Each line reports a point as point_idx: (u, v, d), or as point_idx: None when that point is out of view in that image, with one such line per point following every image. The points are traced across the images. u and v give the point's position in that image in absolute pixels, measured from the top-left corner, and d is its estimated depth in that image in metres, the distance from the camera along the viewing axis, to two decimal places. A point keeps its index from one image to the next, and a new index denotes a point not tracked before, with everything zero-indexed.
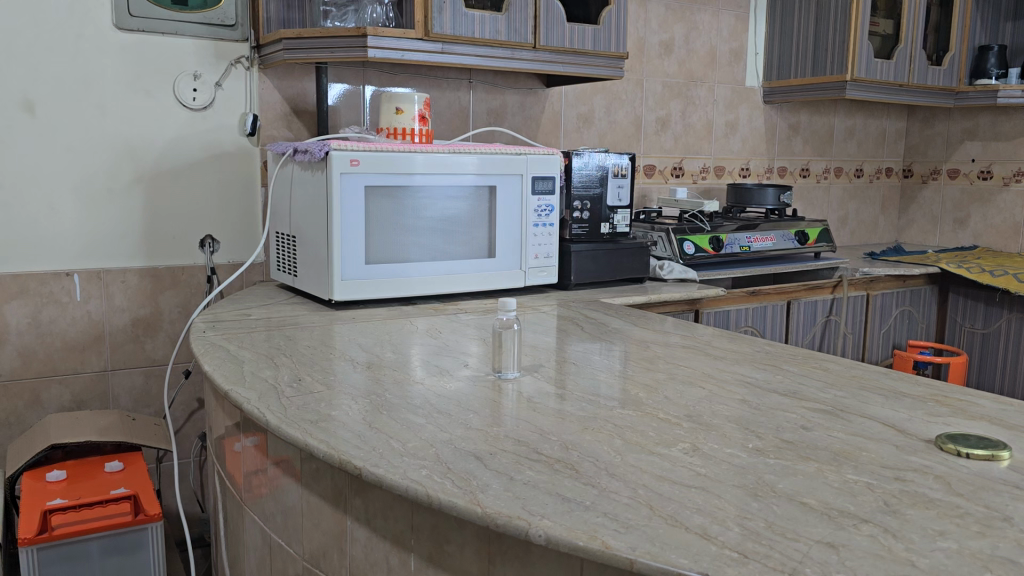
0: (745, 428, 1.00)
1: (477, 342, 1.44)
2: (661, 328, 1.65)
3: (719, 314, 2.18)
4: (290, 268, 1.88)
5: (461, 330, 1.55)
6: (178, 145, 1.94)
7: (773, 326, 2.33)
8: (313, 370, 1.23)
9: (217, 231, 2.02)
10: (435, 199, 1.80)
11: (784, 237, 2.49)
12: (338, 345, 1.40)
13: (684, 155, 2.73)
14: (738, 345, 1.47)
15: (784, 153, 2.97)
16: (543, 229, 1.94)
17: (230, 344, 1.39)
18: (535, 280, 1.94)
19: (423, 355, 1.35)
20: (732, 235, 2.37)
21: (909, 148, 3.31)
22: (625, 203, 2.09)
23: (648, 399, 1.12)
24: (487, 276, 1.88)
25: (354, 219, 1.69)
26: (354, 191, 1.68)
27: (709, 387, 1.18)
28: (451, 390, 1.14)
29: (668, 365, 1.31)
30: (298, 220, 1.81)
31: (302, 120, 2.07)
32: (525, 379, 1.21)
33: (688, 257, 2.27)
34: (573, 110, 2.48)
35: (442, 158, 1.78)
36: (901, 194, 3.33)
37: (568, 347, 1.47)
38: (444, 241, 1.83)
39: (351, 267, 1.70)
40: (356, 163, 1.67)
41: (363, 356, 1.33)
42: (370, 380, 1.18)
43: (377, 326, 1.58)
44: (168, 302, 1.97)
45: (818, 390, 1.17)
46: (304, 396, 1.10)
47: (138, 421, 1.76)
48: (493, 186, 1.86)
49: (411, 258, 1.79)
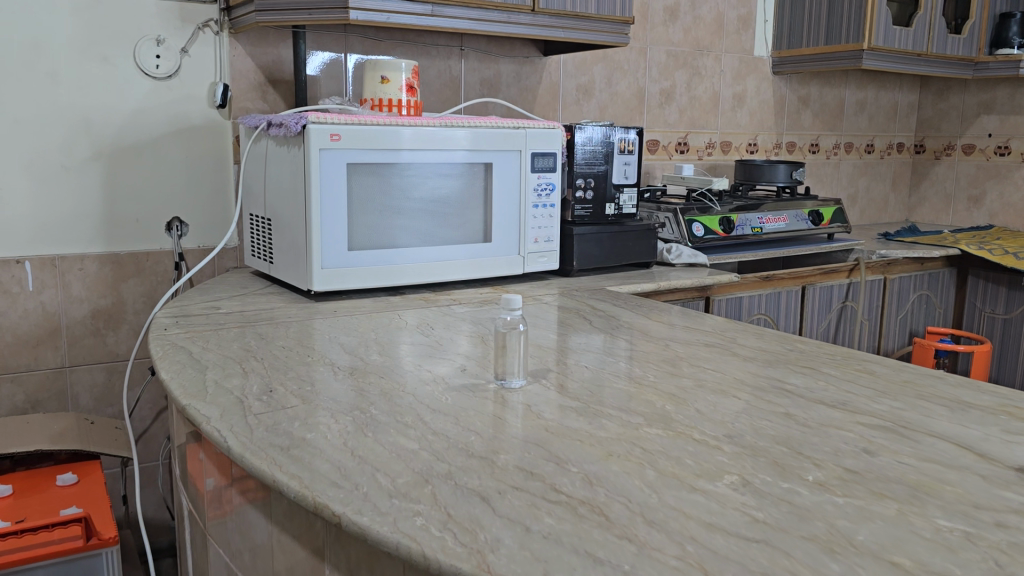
0: (798, 453, 0.84)
1: (473, 341, 1.28)
2: (674, 319, 1.49)
3: (731, 302, 2.03)
4: (265, 254, 1.71)
5: (455, 326, 1.38)
6: (140, 118, 1.76)
7: (788, 312, 2.17)
8: (288, 378, 1.06)
9: (186, 213, 1.84)
10: (425, 177, 1.63)
11: (796, 217, 2.33)
12: (316, 346, 1.23)
13: (689, 129, 2.56)
14: (766, 341, 1.31)
15: (793, 128, 2.80)
16: (543, 210, 1.78)
17: (193, 345, 1.22)
18: (534, 266, 1.78)
19: (414, 357, 1.19)
20: (743, 216, 2.22)
21: (921, 122, 3.15)
22: (631, 181, 1.92)
23: (676, 413, 0.96)
24: (482, 262, 1.72)
25: (336, 202, 1.52)
26: (335, 168, 1.51)
27: (745, 398, 1.02)
28: (446, 403, 0.98)
29: (692, 368, 1.15)
30: (274, 201, 1.64)
31: (277, 90, 1.89)
32: (532, 389, 1.05)
33: (697, 239, 2.11)
34: (572, 81, 2.30)
35: (432, 132, 1.61)
36: (913, 171, 3.18)
37: (576, 344, 1.30)
38: (435, 224, 1.66)
39: (332, 255, 1.53)
40: (337, 138, 1.50)
41: (345, 360, 1.16)
42: (353, 391, 1.02)
43: (362, 320, 1.41)
44: (132, 291, 1.80)
45: (870, 400, 1.02)
46: (275, 413, 0.94)
47: (97, 425, 1.60)
48: (488, 163, 1.69)
49: (400, 243, 1.62)
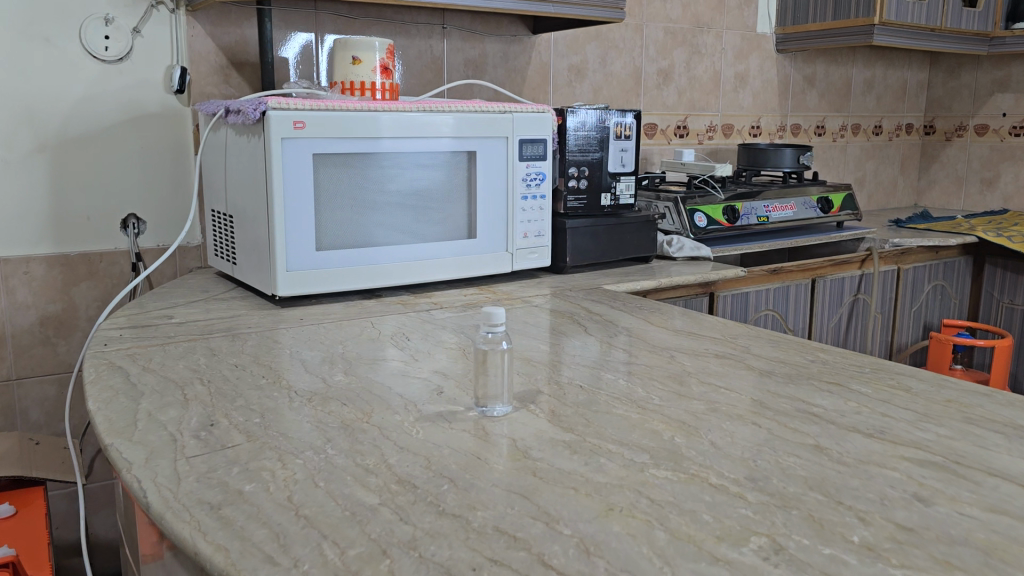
0: (837, 502, 0.69)
1: (453, 354, 1.13)
2: (677, 322, 1.35)
3: (736, 298, 1.88)
4: (229, 254, 1.56)
5: (434, 335, 1.23)
6: (89, 105, 1.60)
7: (796, 308, 2.02)
8: (235, 407, 0.92)
9: (143, 209, 1.69)
10: (403, 168, 1.48)
11: (804, 205, 2.19)
12: (274, 363, 1.08)
13: (689, 111, 2.41)
14: (784, 350, 1.16)
15: (797, 109, 2.65)
16: (533, 202, 1.63)
17: (133, 364, 1.07)
18: (523, 263, 1.63)
19: (384, 375, 1.04)
20: (748, 204, 2.07)
21: (931, 102, 3.00)
22: (629, 169, 1.76)
23: (687, 447, 0.81)
24: (467, 260, 1.57)
25: (301, 197, 1.37)
26: (299, 160, 1.36)
27: (766, 425, 0.88)
28: (415, 439, 0.83)
29: (702, 386, 1.00)
30: (235, 197, 1.49)
31: (242, 74, 1.74)
32: (518, 416, 0.90)
33: (700, 230, 1.96)
34: (563, 62, 2.15)
35: (410, 118, 1.45)
36: (922, 153, 3.03)
37: (569, 355, 1.16)
38: (414, 219, 1.51)
39: (298, 256, 1.38)
40: (302, 126, 1.34)
41: (304, 381, 1.01)
42: (308, 423, 0.87)
43: (330, 329, 1.26)
44: (84, 296, 1.65)
45: (912, 426, 0.87)
46: (212, 455, 0.79)
47: (42, 446, 1.46)
48: (473, 151, 1.54)
49: (376, 241, 1.47)
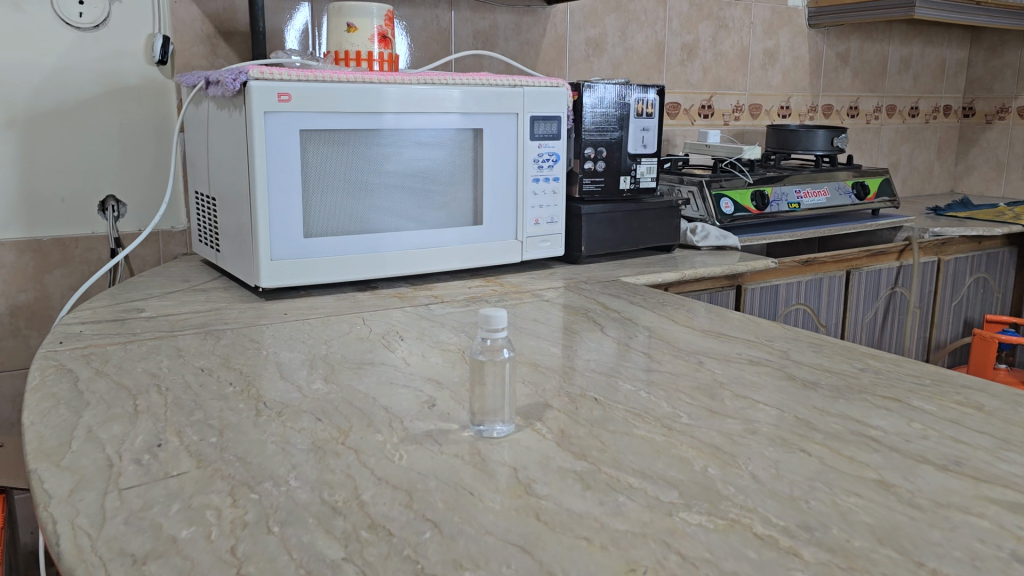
0: (917, 564, 0.55)
1: (450, 357, 1.00)
2: (704, 317, 1.20)
3: (765, 291, 1.73)
4: (212, 240, 1.43)
5: (432, 333, 1.10)
6: (63, 76, 1.47)
7: (830, 302, 1.87)
8: (191, 424, 0.78)
9: (123, 191, 1.56)
10: (402, 147, 1.34)
11: (838, 190, 2.03)
12: (247, 367, 0.95)
13: (714, 90, 2.26)
14: (828, 356, 1.02)
15: (829, 89, 2.49)
16: (545, 185, 1.48)
17: (86, 367, 0.94)
18: (534, 252, 1.49)
19: (369, 383, 0.90)
20: (779, 189, 1.92)
21: (971, 82, 2.83)
22: (651, 150, 1.61)
23: (724, 482, 0.67)
24: (474, 249, 1.43)
25: (286, 179, 1.23)
26: (285, 136, 1.22)
27: (816, 453, 0.74)
28: (397, 468, 0.69)
29: (738, 400, 0.86)
30: (218, 178, 1.36)
31: (231, 45, 1.60)
32: (521, 438, 0.76)
33: (726, 217, 1.81)
34: (580, 34, 2.00)
35: (411, 91, 1.31)
36: (960, 137, 2.86)
37: (582, 359, 1.02)
38: (415, 203, 1.37)
39: (283, 243, 1.25)
40: (287, 99, 1.20)
41: (277, 390, 0.88)
42: (272, 445, 0.74)
43: (315, 326, 1.13)
44: (58, 283, 1.52)
45: (993, 457, 0.73)
46: (151, 487, 0.66)
47: (6, 449, 1.34)
48: (479, 129, 1.39)
49: (373, 227, 1.33)
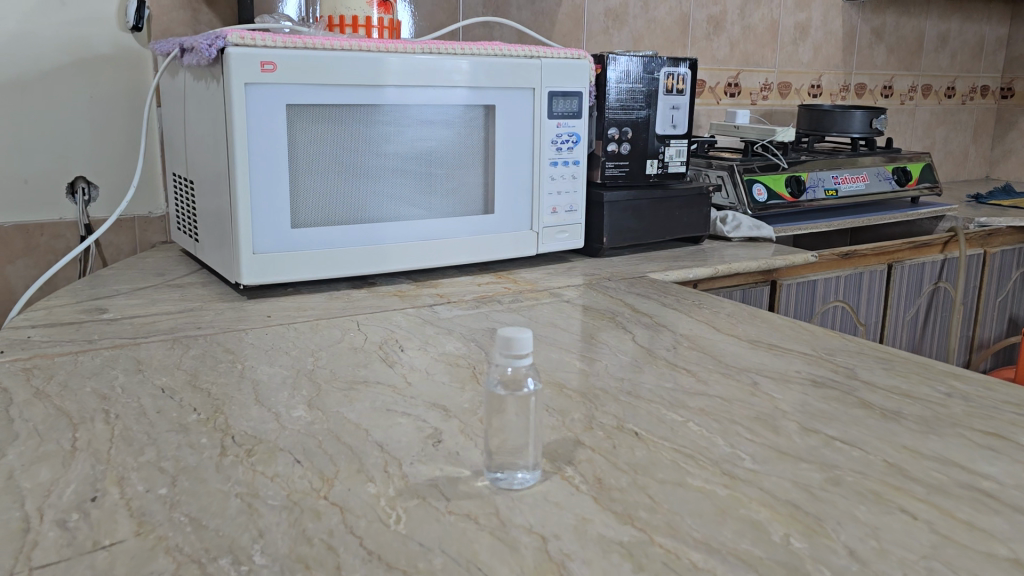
0: None
1: (457, 374, 0.84)
2: (748, 322, 1.05)
3: (802, 287, 1.57)
4: (190, 228, 1.27)
5: (436, 343, 0.94)
6: (24, 43, 1.31)
7: (869, 299, 1.71)
8: (139, 469, 0.63)
9: (94, 172, 1.41)
10: (404, 125, 1.18)
11: (877, 175, 1.87)
12: (216, 388, 0.80)
13: (742, 66, 2.09)
14: (904, 376, 0.86)
15: (863, 67, 2.32)
16: (564, 170, 1.32)
17: (23, 387, 0.79)
18: (551, 244, 1.34)
19: (361, 409, 0.75)
20: (815, 174, 1.76)
21: (1011, 60, 2.65)
22: (680, 131, 1.44)
23: (815, 562, 0.52)
24: (484, 240, 1.27)
25: (271, 161, 1.08)
26: (269, 111, 1.06)
27: (921, 515, 0.59)
28: (394, 537, 0.54)
29: (808, 437, 0.71)
30: (195, 158, 1.20)
31: (215, 10, 1.44)
32: (549, 491, 0.61)
33: (759, 205, 1.65)
34: (600, 4, 1.83)
35: (414, 61, 1.15)
36: (998, 119, 2.68)
37: (614, 375, 0.86)
38: (418, 189, 1.21)
39: (268, 234, 1.09)
40: (271, 68, 1.04)
41: (249, 419, 0.73)
42: (238, 500, 0.59)
43: (302, 331, 0.97)
44: (20, 275, 1.36)
45: None
46: (74, 565, 0.50)
47: None
48: (491, 105, 1.24)
49: (371, 216, 1.18)
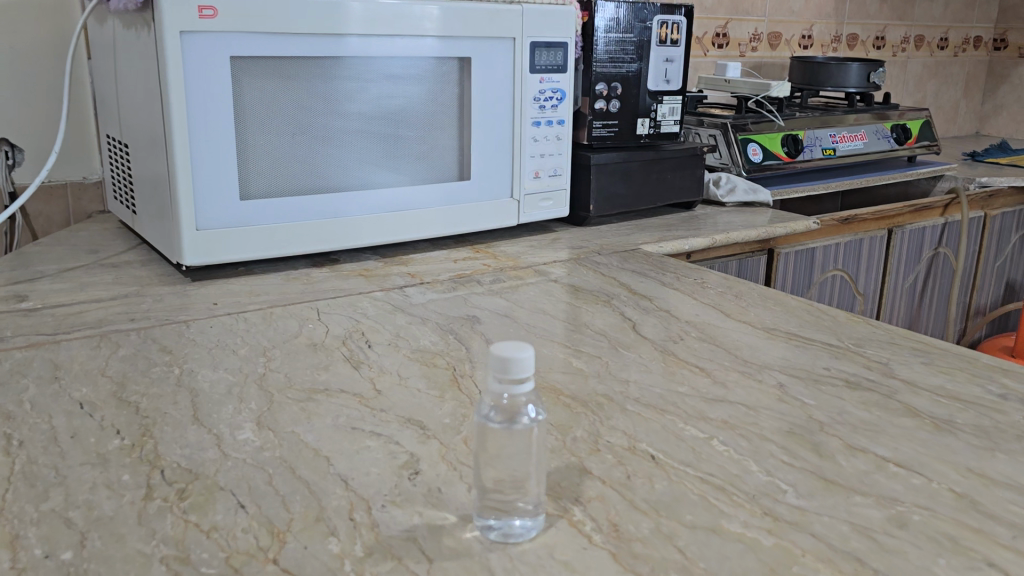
0: None
1: (435, 377, 0.72)
2: (760, 305, 0.93)
3: (801, 256, 1.46)
4: (127, 198, 1.12)
5: (409, 337, 0.82)
6: None
7: (869, 266, 1.61)
8: (39, 523, 0.50)
9: (18, 134, 1.25)
10: (367, 81, 1.03)
11: (875, 133, 1.76)
12: (146, 401, 0.66)
13: (731, 15, 1.95)
14: (949, 374, 0.75)
15: (855, 16, 2.20)
16: (547, 130, 1.19)
17: None
18: (533, 213, 1.21)
19: (322, 429, 0.63)
20: (812, 133, 1.64)
21: (1004, 10, 2.54)
22: (674, 87, 1.31)
23: None
24: (459, 210, 1.14)
25: (214, 122, 0.93)
26: (210, 64, 0.91)
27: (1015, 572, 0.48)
28: None
29: (856, 459, 0.60)
30: (129, 118, 1.05)
31: None
32: (555, 544, 0.49)
33: (754, 166, 1.53)
34: None
35: (378, 6, 1.00)
36: (989, 72, 2.58)
37: (617, 372, 0.74)
38: (385, 154, 1.07)
39: (214, 207, 0.95)
40: (211, 14, 0.89)
41: (185, 445, 0.60)
42: (164, 569, 0.46)
43: (253, 323, 0.84)
44: None
45: None
46: None
47: None
48: (467, 58, 1.09)
49: (331, 185, 1.04)
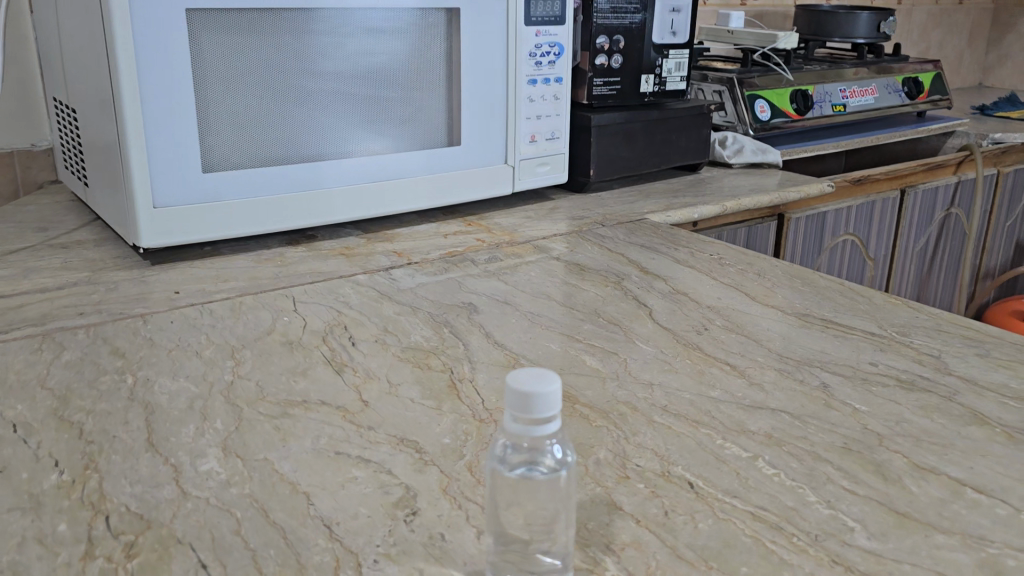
0: None
1: (430, 383, 0.63)
2: (787, 286, 0.84)
3: (812, 221, 1.37)
4: (78, 169, 1.01)
5: (398, 330, 0.72)
6: None
7: (880, 229, 1.52)
8: None
9: None
10: (344, 35, 0.92)
11: (886, 87, 1.66)
12: (92, 421, 0.57)
13: None
14: (1012, 369, 0.67)
15: None
16: (544, 89, 1.08)
17: None
18: (529, 180, 1.11)
19: (300, 454, 0.53)
20: (822, 87, 1.54)
21: None
22: (681, 39, 1.20)
23: None
24: (448, 179, 1.03)
25: (171, 85, 0.82)
26: (163, 18, 0.80)
27: None
28: None
29: (928, 484, 0.51)
30: (76, 79, 0.93)
31: None
32: None
33: (762, 124, 1.43)
34: None
35: None
36: (994, 21, 2.48)
37: (637, 372, 0.65)
38: (366, 117, 0.96)
39: (174, 181, 0.85)
40: None
41: (136, 481, 0.50)
42: None
43: (220, 316, 0.74)
44: None
45: None
46: None
47: None
48: (455, 8, 0.98)
49: (306, 153, 0.93)
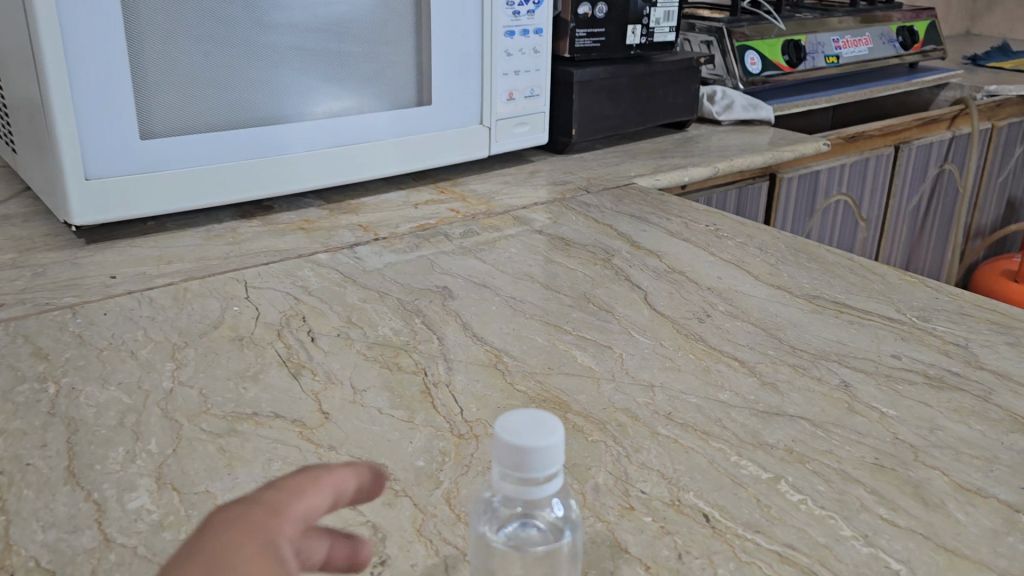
0: None
1: (400, 388, 0.55)
2: (792, 263, 0.76)
3: (805, 181, 1.29)
4: (5, 134, 0.91)
5: (363, 320, 0.64)
6: None
7: (873, 188, 1.45)
8: None
9: None
10: None
11: (880, 37, 1.58)
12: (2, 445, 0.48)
13: None
14: None
15: None
16: (522, 41, 0.99)
17: None
18: (506, 142, 1.02)
19: (248, 485, 0.45)
20: (815, 38, 1.45)
21: None
22: None
23: None
24: (418, 141, 0.94)
25: (100, 40, 0.72)
26: None
27: None
28: None
29: (978, 511, 0.44)
30: None
31: None
32: None
33: (752, 78, 1.35)
34: None
35: None
36: None
37: (635, 371, 0.58)
38: (325, 74, 0.87)
39: (108, 150, 0.75)
40: None
41: (49, 526, 0.42)
42: None
43: (161, 306, 0.65)
44: None
45: None
46: None
47: None
48: None
49: (259, 116, 0.84)
